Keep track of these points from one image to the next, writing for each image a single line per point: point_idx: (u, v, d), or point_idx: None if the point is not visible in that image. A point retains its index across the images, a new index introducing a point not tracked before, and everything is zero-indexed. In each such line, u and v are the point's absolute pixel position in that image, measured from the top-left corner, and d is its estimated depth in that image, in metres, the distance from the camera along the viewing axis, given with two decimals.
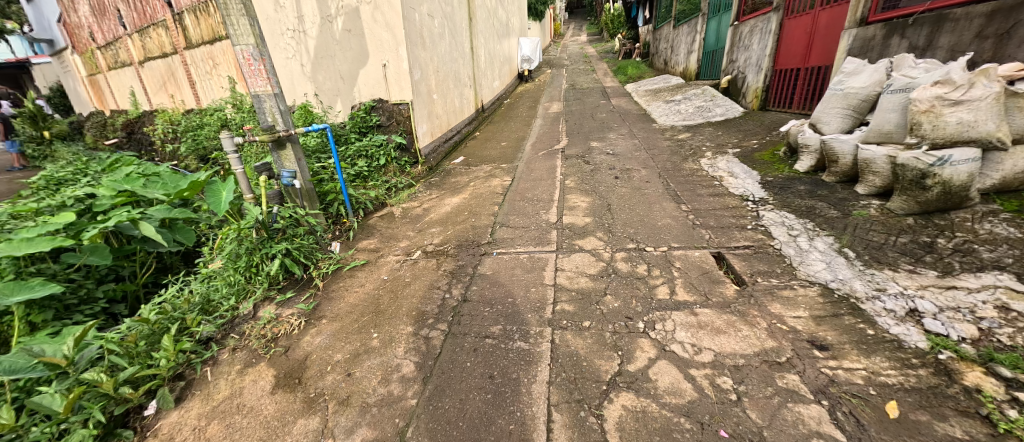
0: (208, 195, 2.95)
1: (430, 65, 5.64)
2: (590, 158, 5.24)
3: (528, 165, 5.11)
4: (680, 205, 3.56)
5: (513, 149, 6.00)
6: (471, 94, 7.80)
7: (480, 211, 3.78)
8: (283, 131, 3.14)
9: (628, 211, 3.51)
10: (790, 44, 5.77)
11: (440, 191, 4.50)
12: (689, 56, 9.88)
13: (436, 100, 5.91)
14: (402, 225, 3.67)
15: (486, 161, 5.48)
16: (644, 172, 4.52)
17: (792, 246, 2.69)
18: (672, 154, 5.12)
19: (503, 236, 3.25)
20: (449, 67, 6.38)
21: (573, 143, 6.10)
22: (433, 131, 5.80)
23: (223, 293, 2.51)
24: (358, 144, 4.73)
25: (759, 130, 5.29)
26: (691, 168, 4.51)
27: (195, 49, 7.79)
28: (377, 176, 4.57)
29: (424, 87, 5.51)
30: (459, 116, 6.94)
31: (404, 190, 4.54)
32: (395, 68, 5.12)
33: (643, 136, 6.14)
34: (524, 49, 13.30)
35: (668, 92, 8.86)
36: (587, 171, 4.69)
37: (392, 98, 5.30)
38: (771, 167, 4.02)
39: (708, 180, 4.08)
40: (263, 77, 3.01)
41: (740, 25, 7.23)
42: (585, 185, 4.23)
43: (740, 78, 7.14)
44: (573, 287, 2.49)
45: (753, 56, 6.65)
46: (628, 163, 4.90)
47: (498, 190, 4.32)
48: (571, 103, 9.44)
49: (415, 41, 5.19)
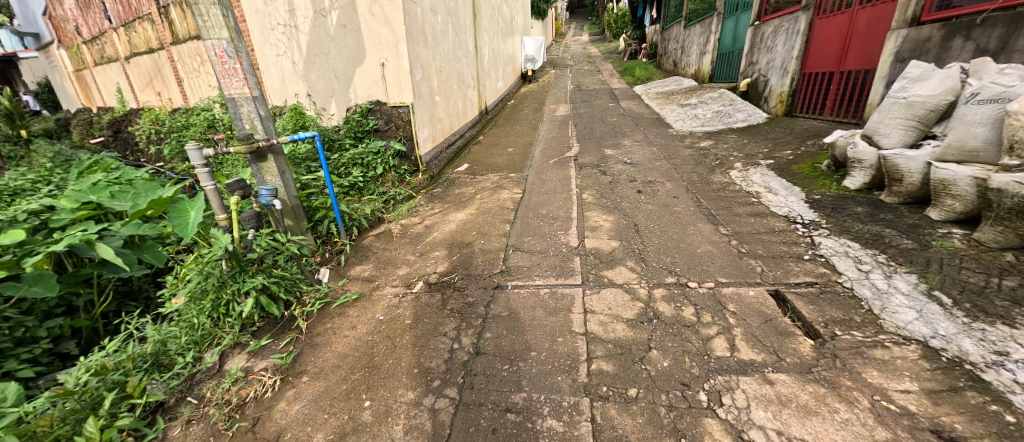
0: (173, 215, 2.51)
1: (432, 64, 5.19)
2: (606, 168, 4.80)
3: (539, 175, 4.68)
4: (718, 227, 3.13)
5: (521, 156, 5.56)
6: (475, 96, 7.36)
7: (489, 231, 3.34)
8: (263, 143, 2.67)
9: (659, 234, 3.08)
10: (821, 45, 5.37)
11: (443, 204, 4.05)
12: (702, 57, 9.47)
13: (438, 103, 5.47)
14: (400, 247, 3.22)
15: (493, 169, 5.04)
16: (669, 185, 4.09)
17: (866, 285, 2.25)
18: (697, 164, 4.70)
19: (518, 264, 2.82)
20: (452, 66, 5.93)
21: (585, 150, 5.66)
22: (435, 135, 5.36)
23: (182, 341, 2.07)
24: (353, 151, 4.28)
25: (790, 139, 4.86)
26: (722, 182, 4.09)
27: (181, 44, 7.32)
28: (374, 187, 4.13)
29: (425, 88, 5.06)
30: (462, 119, 6.50)
31: (403, 202, 4.10)
32: (395, 67, 4.66)
33: (661, 143, 5.71)
34: (528, 48, 12.86)
35: (681, 95, 8.44)
36: (606, 183, 4.26)
37: (390, 100, 4.83)
38: (814, 183, 3.61)
39: (743, 196, 3.67)
40: (238, 77, 2.55)
41: (760, 25, 6.82)
42: (606, 200, 3.79)
43: (761, 82, 6.72)
44: (609, 336, 2.05)
45: (777, 59, 6.25)
46: (649, 174, 4.47)
47: (508, 204, 3.89)
48: (579, 106, 9.02)
49: (416, 37, 4.73)
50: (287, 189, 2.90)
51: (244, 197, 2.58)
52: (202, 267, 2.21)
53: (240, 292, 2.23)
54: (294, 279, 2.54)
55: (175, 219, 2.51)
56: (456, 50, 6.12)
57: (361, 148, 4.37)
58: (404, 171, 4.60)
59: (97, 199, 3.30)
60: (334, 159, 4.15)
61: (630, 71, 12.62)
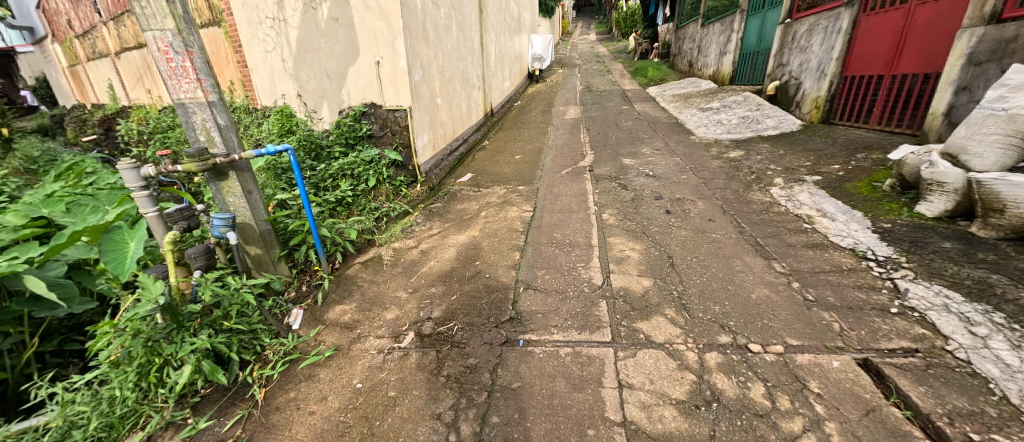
0: (104, 248, 2.00)
1: (434, 63, 4.68)
2: (627, 181, 4.28)
3: (551, 187, 4.17)
4: (771, 262, 2.60)
5: (530, 165, 5.04)
6: (480, 97, 6.85)
7: (495, 261, 2.84)
8: (221, 158, 2.13)
9: (700, 270, 2.55)
10: (868, 45, 4.84)
11: (443, 222, 3.55)
12: (722, 57, 8.90)
13: (440, 106, 4.96)
14: (390, 279, 2.71)
15: (499, 180, 4.53)
16: (702, 205, 3.57)
17: (988, 356, 1.76)
18: (729, 178, 4.16)
19: (531, 309, 2.30)
20: (455, 65, 5.42)
21: (601, 158, 5.15)
22: (436, 142, 4.86)
23: (93, 425, 1.59)
24: (341, 161, 3.79)
25: (835, 151, 4.32)
26: (763, 201, 3.56)
27: None
28: (363, 201, 3.62)
29: (426, 90, 4.55)
30: (465, 122, 6.00)
31: (398, 219, 3.61)
32: (391, 66, 4.13)
33: (684, 152, 5.19)
34: (536, 46, 12.32)
35: (700, 98, 7.88)
36: (628, 200, 3.74)
37: (386, 103, 4.30)
38: (878, 207, 3.08)
39: (793, 221, 3.16)
40: (190, 78, 2.05)
41: (792, 22, 6.27)
42: (631, 222, 3.27)
43: (793, 85, 6.17)
44: (656, 429, 1.56)
45: (812, 60, 5.71)
46: (677, 190, 3.93)
47: (517, 225, 3.38)
48: (591, 108, 8.48)
49: (415, 33, 4.21)
50: (254, 213, 2.39)
51: (190, 228, 2.07)
52: (121, 325, 1.67)
53: (176, 358, 1.72)
54: (253, 330, 2.03)
55: (107, 253, 2.00)
56: (461, 47, 5.62)
57: (351, 156, 3.89)
58: (399, 182, 4.07)
59: (49, 213, 2.70)
60: (317, 171, 3.67)
61: (642, 71, 12.06)
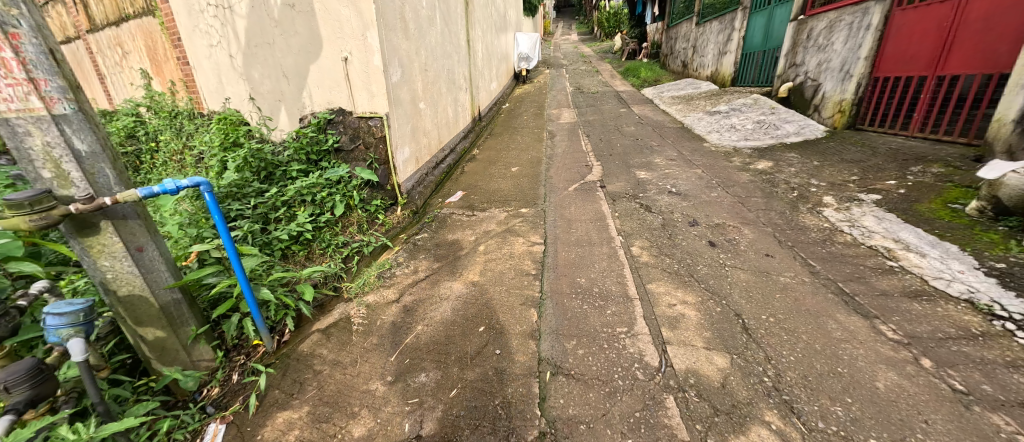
0: None
1: (415, 61, 3.89)
2: (649, 200, 3.62)
3: (560, 211, 3.49)
4: (875, 322, 1.97)
5: (529, 180, 4.33)
6: (467, 100, 6.10)
7: (506, 323, 2.10)
8: (79, 205, 1.36)
9: (788, 337, 1.88)
10: (905, 43, 4.33)
11: (432, 260, 2.80)
12: (721, 57, 8.41)
13: (423, 112, 4.18)
14: (361, 356, 1.93)
15: (495, 200, 3.81)
16: (750, 233, 2.93)
17: None
18: (768, 197, 3.56)
19: (568, 414, 1.58)
20: (440, 64, 4.66)
21: (610, 171, 4.49)
22: (419, 154, 4.09)
23: None
24: (298, 183, 2.92)
25: (881, 163, 3.79)
26: (820, 227, 2.96)
27: (99, 32, 5.97)
28: (326, 234, 2.82)
29: (407, 94, 3.75)
30: (452, 129, 5.25)
31: (373, 258, 2.84)
32: (362, 62, 3.28)
33: (704, 162, 4.58)
34: (523, 45, 11.58)
35: (703, 100, 7.35)
36: (657, 226, 3.08)
37: (357, 109, 3.49)
38: (975, 238, 2.50)
39: (871, 256, 2.56)
40: (15, 77, 1.25)
41: (806, 19, 5.79)
42: (671, 261, 2.60)
43: (809, 86, 5.67)
44: None
45: (834, 59, 5.21)
46: (712, 213, 3.29)
47: (527, 265, 2.66)
48: (587, 111, 7.86)
49: (392, 23, 3.39)
50: (149, 278, 1.59)
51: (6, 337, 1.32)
52: None
53: None
54: None
55: None
56: (445, 43, 4.87)
57: (310, 176, 3.04)
58: (373, 207, 3.26)
59: None
60: (265, 198, 2.80)
61: (633, 71, 11.50)
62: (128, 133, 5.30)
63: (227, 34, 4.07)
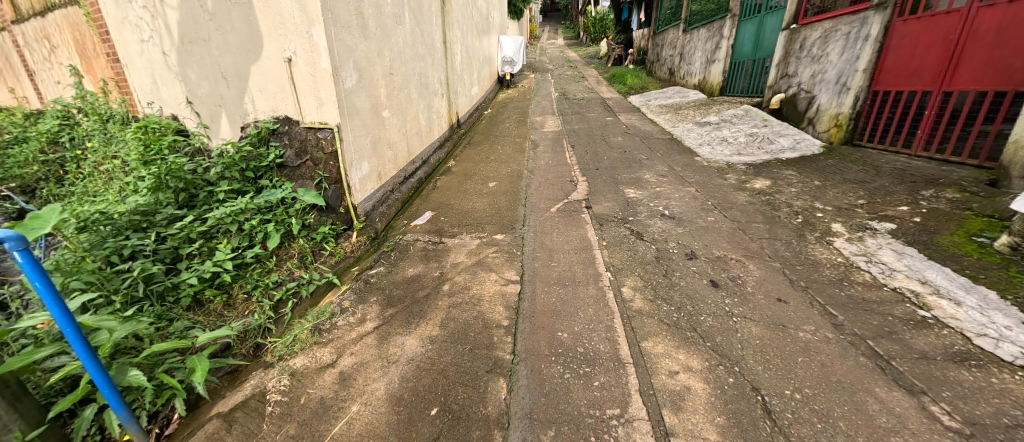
0: None
1: (377, 64, 3.41)
2: (640, 225, 3.23)
3: (541, 239, 3.06)
4: (922, 399, 1.60)
5: (507, 198, 3.90)
6: (443, 106, 5.63)
7: (467, 404, 1.64)
8: None
9: (823, 427, 1.49)
10: (909, 55, 4.08)
11: (385, 304, 2.32)
12: (709, 66, 8.16)
13: (388, 121, 3.70)
14: None
15: (468, 224, 3.36)
16: (756, 269, 2.55)
17: None
18: (770, 223, 3.21)
19: None
20: (409, 66, 4.17)
21: (597, 188, 4.09)
22: (382, 169, 3.61)
23: None
24: (220, 210, 2.38)
25: (887, 185, 3.50)
26: (834, 263, 2.60)
27: (25, 22, 5.27)
28: (252, 273, 2.31)
29: (367, 101, 3.27)
30: (424, 139, 4.78)
31: (311, 303, 2.33)
32: (308, 64, 2.79)
33: (697, 180, 4.23)
34: (506, 48, 11.16)
35: (692, 110, 7.06)
36: (650, 260, 2.69)
37: (305, 118, 3.00)
38: (1014, 283, 2.18)
39: (898, 303, 2.20)
40: None
41: (799, 28, 5.55)
42: (670, 308, 2.19)
43: (802, 98, 5.42)
44: None
45: (829, 71, 4.96)
46: (712, 242, 2.91)
47: (498, 313, 2.21)
48: (572, 119, 7.49)
49: (347, 19, 2.91)
50: None
51: None
52: None
53: None
54: None
55: None
56: (416, 44, 4.41)
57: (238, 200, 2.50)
58: (319, 235, 2.75)
59: None
60: (174, 230, 2.25)
61: (619, 78, 11.22)
62: (52, 139, 4.62)
63: (157, 28, 3.51)
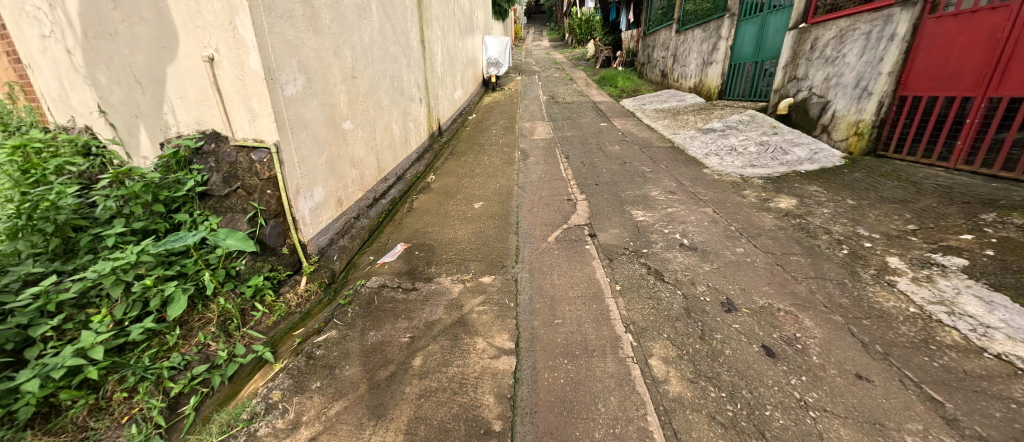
0: None
1: (333, 65, 2.77)
2: (658, 260, 2.67)
3: (538, 282, 2.46)
4: None
5: (495, 224, 3.28)
6: (422, 113, 4.99)
7: None
8: None
9: None
10: (942, 57, 3.64)
11: (332, 395, 1.69)
12: (706, 68, 7.70)
13: (350, 134, 3.04)
14: None
15: (447, 261, 2.73)
16: (815, 327, 2.00)
17: None
18: (812, 254, 2.68)
19: None
20: (377, 68, 3.53)
21: (599, 210, 3.53)
22: (343, 193, 2.95)
23: None
24: (98, 267, 1.72)
25: (936, 206, 3.03)
26: (907, 314, 2.07)
27: None
28: (140, 358, 1.67)
29: (321, 111, 2.61)
30: (399, 152, 4.14)
31: (227, 397, 1.71)
32: (234, 65, 2.15)
33: (712, 199, 3.70)
34: (491, 49, 10.59)
35: (692, 115, 6.58)
36: (679, 315, 2.11)
37: (236, 135, 2.35)
38: None
39: (1014, 379, 1.67)
40: None
41: (808, 27, 5.10)
42: (720, 395, 1.62)
43: (813, 103, 4.96)
44: None
45: (844, 73, 4.51)
46: (750, 284, 2.36)
47: (487, 407, 1.62)
48: (563, 124, 6.95)
49: (286, 6, 2.27)
50: None
51: None
52: None
53: None
54: None
55: None
56: (386, 41, 3.77)
57: (128, 250, 1.83)
58: (250, 289, 2.11)
59: None
60: (21, 301, 1.57)
61: (609, 81, 10.72)
62: None
63: (57, 21, 2.82)
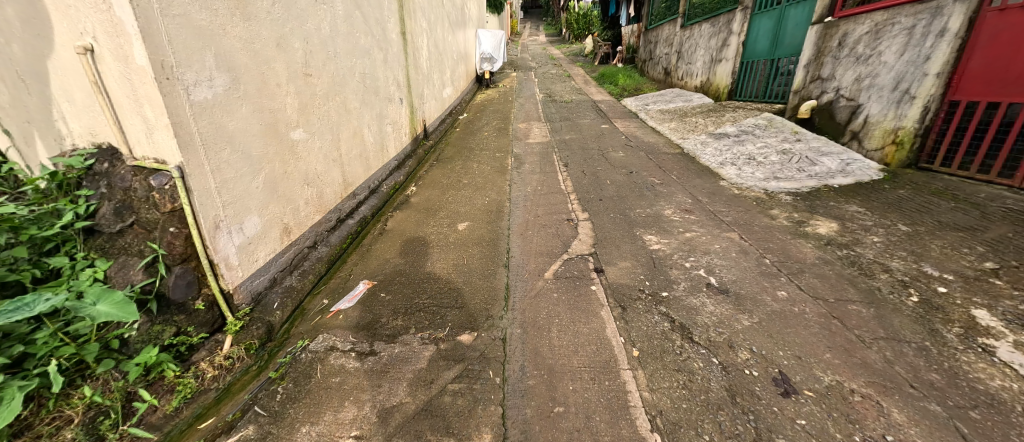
0: None
1: (275, 60, 2.19)
2: (683, 309, 2.12)
3: (532, 343, 1.91)
4: None
5: (482, 254, 2.72)
6: (402, 114, 4.39)
7: None
8: None
9: None
10: (1007, 57, 3.14)
11: None
12: (715, 65, 7.14)
13: (302, 145, 2.46)
14: None
15: (418, 309, 2.17)
16: (910, 425, 1.47)
17: None
18: (874, 301, 2.14)
19: None
20: (341, 64, 2.94)
21: (605, 234, 2.97)
22: (291, 219, 2.38)
23: None
24: None
25: (1011, 238, 2.52)
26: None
27: None
28: None
29: (254, 120, 2.04)
30: (372, 161, 3.55)
31: None
32: (119, 59, 1.57)
33: (736, 220, 3.16)
34: (484, 44, 9.98)
35: (701, 118, 6.03)
36: (721, 400, 1.58)
37: (136, 152, 1.77)
38: None
39: None
40: None
41: (834, 21, 4.55)
42: None
43: (840, 106, 4.41)
44: None
45: (881, 73, 3.96)
46: (806, 349, 1.82)
47: None
48: (561, 126, 6.38)
49: None
50: None
51: None
52: None
53: None
54: None
55: None
56: (355, 31, 3.18)
57: None
58: (137, 368, 1.54)
59: None
60: None
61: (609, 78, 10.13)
62: None
63: None
